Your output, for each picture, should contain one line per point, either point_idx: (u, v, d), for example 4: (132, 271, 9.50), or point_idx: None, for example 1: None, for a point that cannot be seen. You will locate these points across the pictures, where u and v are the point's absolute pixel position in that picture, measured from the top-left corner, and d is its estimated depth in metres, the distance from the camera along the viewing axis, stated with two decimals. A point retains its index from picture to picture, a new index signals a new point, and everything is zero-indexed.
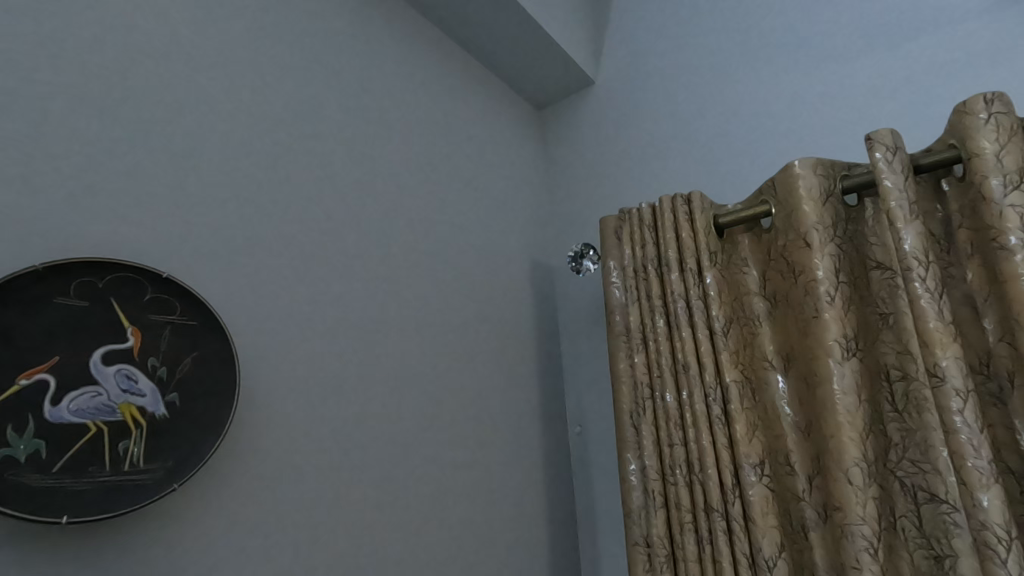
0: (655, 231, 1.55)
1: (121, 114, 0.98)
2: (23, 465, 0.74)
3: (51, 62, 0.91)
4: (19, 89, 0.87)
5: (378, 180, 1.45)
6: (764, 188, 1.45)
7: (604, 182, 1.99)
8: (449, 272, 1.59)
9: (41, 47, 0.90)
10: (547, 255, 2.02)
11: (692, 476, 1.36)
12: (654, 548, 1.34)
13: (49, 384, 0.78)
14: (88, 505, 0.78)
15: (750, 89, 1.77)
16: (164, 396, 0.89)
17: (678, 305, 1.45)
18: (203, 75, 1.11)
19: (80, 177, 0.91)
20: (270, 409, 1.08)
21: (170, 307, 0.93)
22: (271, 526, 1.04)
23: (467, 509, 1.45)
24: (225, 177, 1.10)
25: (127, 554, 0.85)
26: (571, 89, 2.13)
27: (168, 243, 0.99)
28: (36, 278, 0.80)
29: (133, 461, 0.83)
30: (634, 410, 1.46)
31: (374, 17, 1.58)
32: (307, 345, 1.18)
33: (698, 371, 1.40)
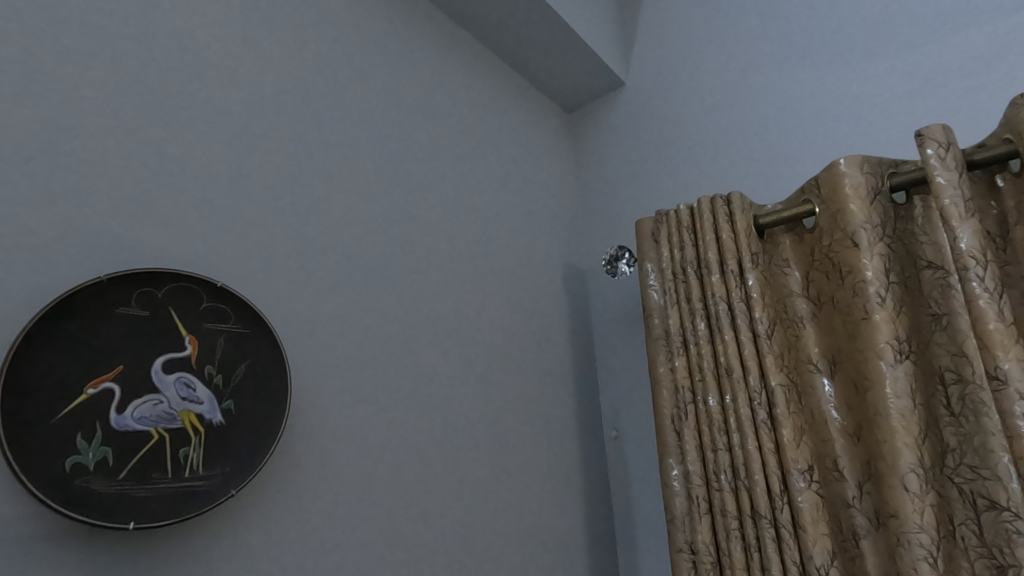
0: (693, 233, 1.53)
1: (171, 128, 1.01)
2: (92, 472, 0.76)
3: (101, 77, 0.94)
4: (71, 105, 0.89)
5: (411, 186, 1.46)
6: (806, 187, 1.42)
7: (636, 183, 1.98)
8: (482, 277, 1.59)
9: (90, 63, 0.93)
10: (579, 258, 2.01)
11: (737, 481, 1.33)
12: (700, 555, 1.32)
13: (114, 393, 0.80)
14: (152, 512, 0.80)
15: (785, 87, 1.74)
16: (221, 403, 0.90)
17: (720, 307, 1.42)
18: (245, 89, 1.14)
19: (130, 190, 0.93)
20: (314, 415, 1.10)
21: (225, 315, 0.95)
22: (318, 529, 1.05)
23: (506, 513, 1.44)
24: (267, 188, 1.13)
25: (186, 557, 0.87)
26: (600, 92, 2.12)
27: (216, 254, 1.02)
28: (101, 289, 0.83)
29: (192, 468, 0.85)
30: (676, 413, 1.44)
31: (407, 26, 1.60)
32: (348, 352, 1.19)
33: (742, 374, 1.37)
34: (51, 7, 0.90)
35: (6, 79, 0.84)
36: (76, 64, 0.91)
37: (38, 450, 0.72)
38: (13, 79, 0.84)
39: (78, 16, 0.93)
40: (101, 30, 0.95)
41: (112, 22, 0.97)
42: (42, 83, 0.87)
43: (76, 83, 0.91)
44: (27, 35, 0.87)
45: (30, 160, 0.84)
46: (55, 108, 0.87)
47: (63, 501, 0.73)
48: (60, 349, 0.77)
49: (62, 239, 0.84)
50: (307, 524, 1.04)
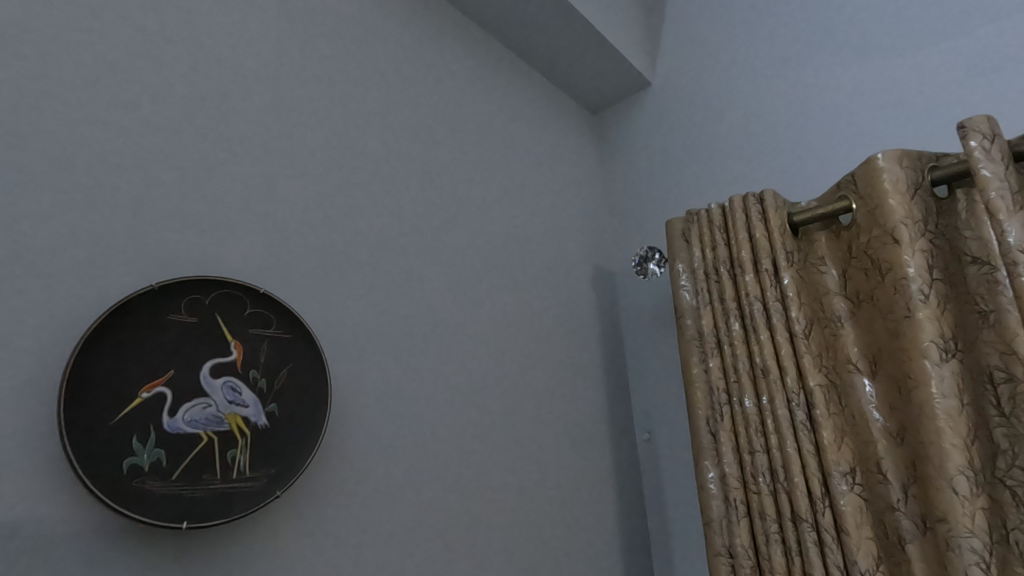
0: (725, 232, 1.51)
1: (213, 139, 1.04)
2: (147, 473, 0.79)
3: (147, 92, 0.97)
4: (118, 119, 0.93)
5: (441, 192, 1.48)
6: (842, 183, 1.39)
7: (665, 183, 1.96)
8: (512, 279, 1.60)
9: (136, 79, 0.96)
10: (607, 260, 2.00)
11: (776, 484, 1.30)
12: (738, 559, 1.30)
13: (166, 397, 0.83)
14: (203, 511, 0.82)
15: (817, 83, 1.70)
16: (265, 406, 0.93)
17: (755, 307, 1.40)
18: (280, 100, 1.17)
19: (175, 200, 0.97)
20: (352, 418, 1.12)
21: (268, 321, 0.98)
22: (357, 530, 1.07)
23: (540, 515, 1.44)
24: (303, 197, 1.16)
25: (233, 556, 0.90)
26: (626, 93, 2.11)
27: (256, 262, 1.05)
28: (152, 297, 0.86)
29: (240, 470, 0.88)
30: (710, 415, 1.42)
31: (433, 33, 1.62)
32: (382, 355, 1.21)
33: (779, 375, 1.35)
34: (100, 26, 0.94)
35: (60, 96, 0.87)
36: (124, 80, 0.95)
37: (97, 452, 0.76)
38: (67, 96, 0.88)
39: (125, 34, 0.97)
40: (146, 47, 0.99)
41: (156, 39, 1.01)
42: (93, 100, 0.91)
43: (124, 98, 0.94)
44: (78, 54, 0.91)
45: (83, 173, 0.87)
46: (105, 123, 0.91)
47: (122, 501, 0.76)
48: (116, 354, 0.81)
49: (113, 249, 0.88)
50: (347, 524, 1.06)
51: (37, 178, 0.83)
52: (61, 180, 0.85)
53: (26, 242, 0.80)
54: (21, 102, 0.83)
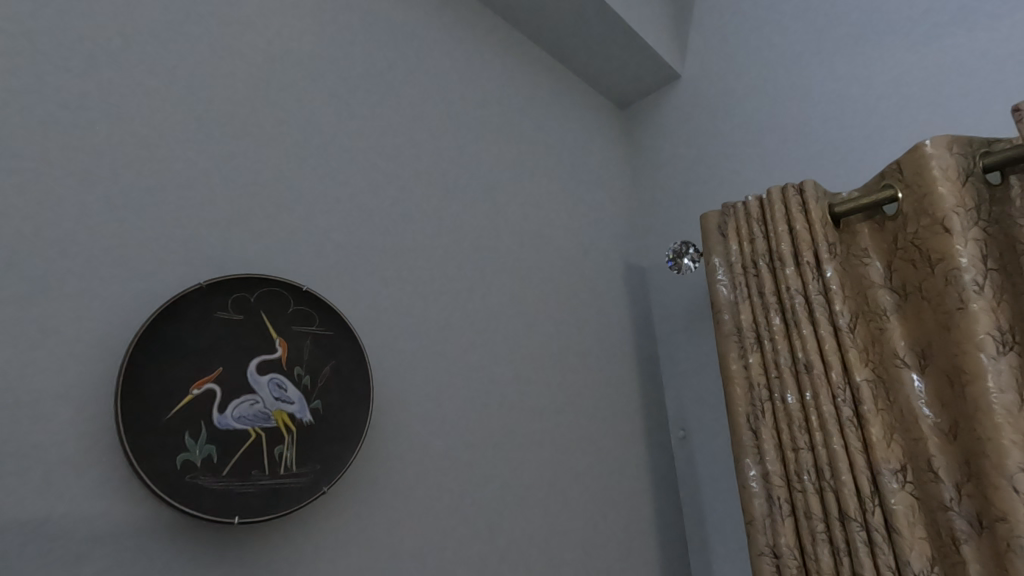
0: (763, 224, 1.48)
1: (250, 141, 1.05)
2: (199, 469, 0.80)
3: (183, 91, 0.98)
4: (154, 118, 0.93)
5: (473, 190, 1.47)
6: (885, 172, 1.35)
7: (697, 177, 1.92)
8: (544, 275, 1.59)
9: (172, 79, 0.97)
10: (638, 256, 1.97)
11: (822, 482, 1.27)
12: (784, 559, 1.27)
13: (216, 393, 0.84)
14: (254, 507, 0.83)
15: (856, 69, 1.65)
16: (309, 403, 0.94)
17: (796, 300, 1.37)
18: (315, 100, 1.18)
19: (212, 197, 0.97)
20: (391, 416, 1.12)
21: (310, 318, 0.99)
22: (398, 525, 1.07)
23: (576, 512, 1.43)
24: (339, 196, 1.17)
25: (276, 554, 0.90)
26: (655, 86, 2.08)
27: (295, 261, 1.06)
28: (201, 295, 0.87)
29: (287, 466, 0.88)
30: (751, 412, 1.39)
31: (461, 30, 1.61)
32: (419, 353, 1.21)
33: (823, 370, 1.32)
34: (136, 26, 0.95)
35: (99, 97, 0.89)
36: (163, 82, 0.96)
37: (152, 447, 0.77)
38: (106, 96, 0.89)
39: (160, 33, 0.98)
40: (180, 46, 1.00)
41: (190, 38, 1.01)
42: (129, 98, 0.91)
43: (160, 97, 0.95)
44: (115, 54, 0.92)
45: (123, 172, 0.88)
46: (142, 122, 0.92)
47: (174, 496, 0.77)
48: (169, 351, 0.82)
49: (160, 250, 0.89)
50: (388, 522, 1.06)
51: (79, 176, 0.84)
52: (101, 177, 0.86)
53: (69, 239, 0.81)
54: (60, 101, 0.84)
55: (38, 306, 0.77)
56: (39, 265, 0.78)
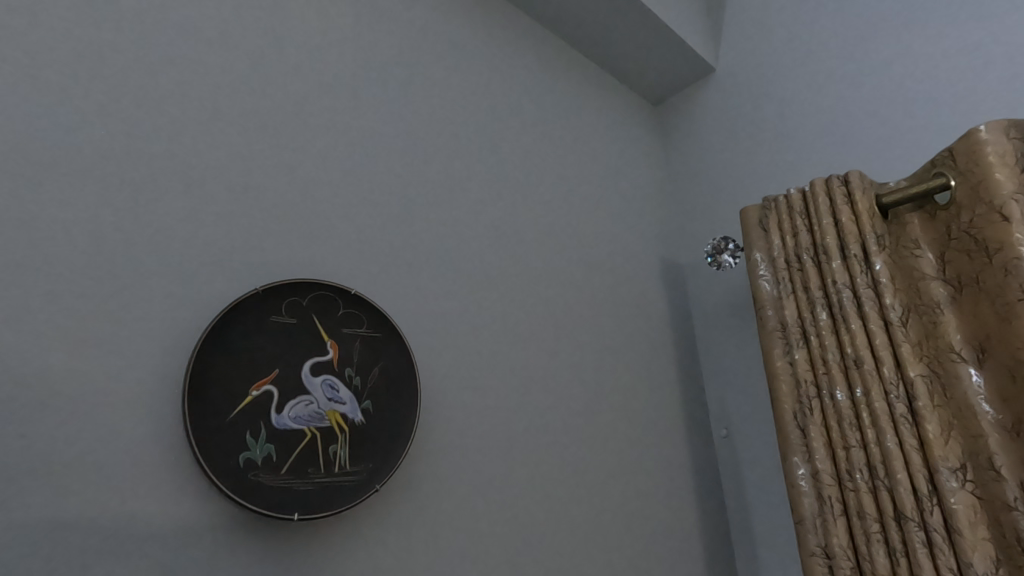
0: (807, 217, 1.44)
1: (295, 151, 1.09)
2: (261, 467, 0.83)
3: (227, 103, 1.02)
4: (202, 130, 0.97)
5: (509, 190, 1.48)
6: (936, 160, 1.30)
7: (735, 171, 1.89)
8: (581, 273, 1.59)
9: (221, 93, 1.01)
10: (675, 254, 1.95)
11: (876, 481, 1.23)
12: (837, 560, 1.23)
13: (273, 395, 0.88)
14: (312, 505, 0.86)
15: (899, 56, 1.61)
16: (361, 403, 0.96)
17: (843, 294, 1.34)
18: (355, 107, 1.21)
19: (258, 206, 1.01)
20: (436, 416, 1.14)
21: (359, 321, 1.02)
22: (444, 523, 1.09)
23: (619, 511, 1.42)
24: (381, 201, 1.19)
25: (331, 552, 0.93)
26: (689, 81, 2.05)
27: (342, 265, 1.09)
28: (257, 299, 0.91)
29: (341, 464, 0.91)
30: (798, 409, 1.36)
31: (493, 32, 1.62)
32: (462, 353, 1.23)
33: (874, 366, 1.28)
34: (180, 41, 0.99)
35: (156, 112, 0.93)
36: (215, 96, 1.00)
37: (217, 446, 0.80)
38: (156, 109, 0.93)
39: (203, 47, 1.01)
40: (226, 61, 1.04)
41: (234, 52, 1.05)
42: (178, 112, 0.95)
43: (209, 110, 0.99)
44: (162, 69, 0.95)
45: (180, 184, 0.92)
46: (195, 136, 0.96)
47: (239, 493, 0.80)
48: (230, 354, 0.86)
49: (215, 258, 0.93)
50: (435, 520, 1.07)
51: (131, 188, 0.87)
52: (159, 190, 0.90)
53: (127, 248, 0.85)
54: (112, 116, 0.88)
55: (104, 314, 0.81)
56: (98, 274, 0.82)
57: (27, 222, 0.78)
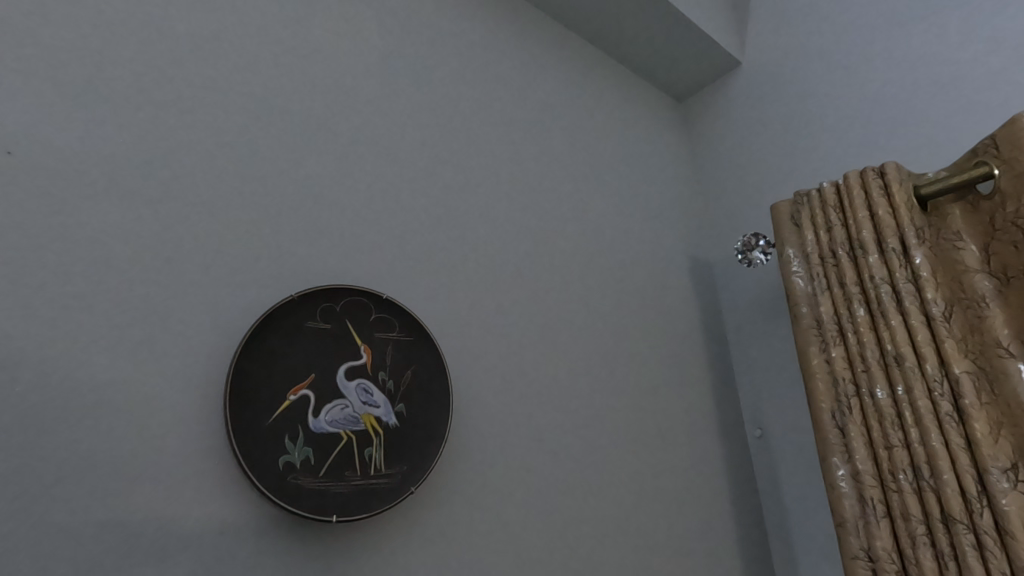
0: (842, 211, 1.41)
1: (325, 159, 1.11)
2: (299, 470, 0.85)
3: (259, 115, 1.04)
4: (236, 142, 1.00)
5: (535, 191, 1.48)
6: (977, 149, 1.26)
7: (765, 166, 1.85)
8: (608, 273, 1.58)
9: (253, 105, 1.04)
10: (704, 252, 1.92)
11: (921, 482, 1.19)
12: (881, 563, 1.19)
13: (310, 399, 0.89)
14: (349, 507, 0.87)
15: (933, 43, 1.56)
16: (394, 406, 0.98)
17: (881, 290, 1.30)
18: (381, 114, 1.23)
19: (290, 214, 1.03)
20: (468, 418, 1.14)
21: (391, 325, 1.03)
22: (478, 525, 1.09)
23: (652, 513, 1.40)
24: (409, 205, 1.21)
25: (368, 553, 0.94)
26: (714, 76, 2.02)
27: (373, 270, 1.10)
28: (292, 306, 0.93)
29: (376, 467, 0.92)
30: (836, 409, 1.32)
31: (516, 35, 1.62)
32: (492, 355, 1.23)
33: (916, 363, 1.24)
34: (213, 55, 1.02)
35: (190, 125, 0.96)
36: (247, 108, 1.03)
37: (258, 449, 0.83)
38: (191, 122, 0.96)
39: (234, 62, 1.04)
40: (257, 74, 1.06)
41: (264, 65, 1.08)
42: (212, 125, 0.98)
43: (242, 122, 1.02)
44: (196, 85, 0.98)
45: (215, 194, 0.95)
46: (228, 147, 0.99)
47: (279, 495, 0.82)
48: (268, 359, 0.88)
49: (251, 266, 0.95)
50: (469, 522, 1.08)
51: (170, 201, 0.90)
52: (195, 200, 0.93)
53: (165, 257, 0.88)
54: (152, 132, 0.91)
55: (146, 322, 0.84)
56: (141, 284, 0.84)
57: (72, 233, 0.81)
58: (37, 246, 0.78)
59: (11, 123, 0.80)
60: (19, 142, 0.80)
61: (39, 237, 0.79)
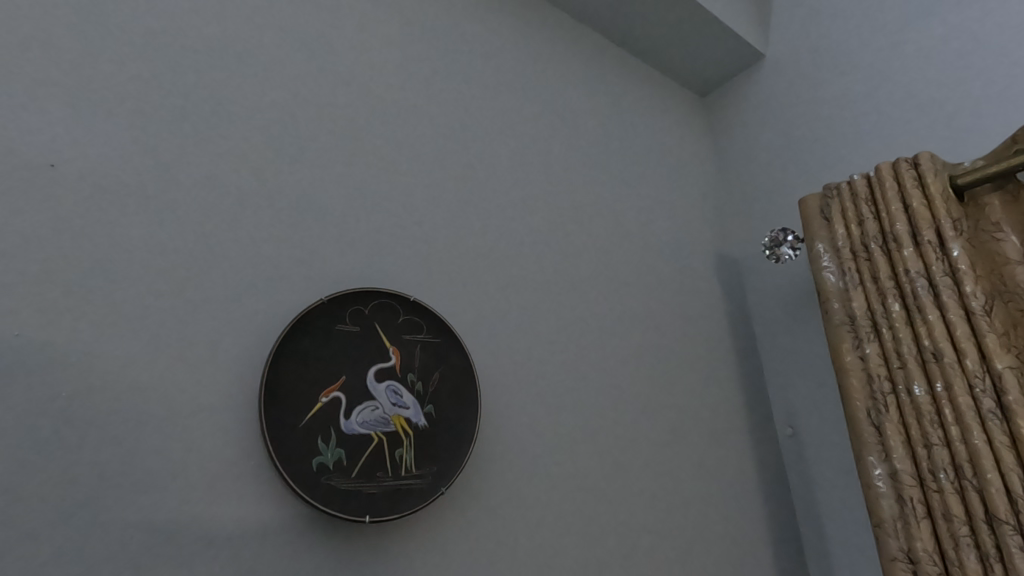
0: (874, 204, 1.37)
1: (350, 163, 1.12)
2: (332, 471, 0.86)
3: (285, 122, 1.06)
4: (263, 149, 1.02)
5: (558, 190, 1.47)
6: (1017, 137, 1.22)
7: (792, 159, 1.81)
8: (633, 271, 1.56)
9: (280, 112, 1.06)
10: (730, 248, 1.89)
11: (963, 481, 1.16)
12: (923, 565, 1.16)
13: (341, 401, 0.91)
14: (381, 508, 0.88)
15: (966, 27, 1.52)
16: (423, 407, 0.98)
17: (918, 284, 1.27)
18: (404, 118, 1.24)
19: (317, 219, 1.04)
20: (495, 419, 1.14)
21: (419, 327, 1.04)
22: (507, 525, 1.09)
23: (683, 513, 1.38)
24: (433, 208, 1.21)
25: (400, 554, 0.94)
26: (737, 69, 1.99)
27: (400, 272, 1.11)
28: (322, 309, 0.94)
29: (407, 468, 0.93)
30: (871, 407, 1.28)
31: (535, 34, 1.62)
32: (518, 355, 1.23)
33: (955, 358, 1.21)
34: (239, 64, 1.04)
35: (219, 133, 0.98)
36: (273, 116, 1.05)
37: (292, 450, 0.84)
38: (219, 130, 0.98)
39: (259, 70, 1.06)
40: (283, 82, 1.08)
41: (289, 72, 1.10)
42: (241, 133, 1.00)
43: (269, 130, 1.03)
44: (225, 94, 1.00)
45: (244, 201, 0.97)
46: (256, 154, 1.01)
47: (314, 496, 0.83)
48: (301, 362, 0.89)
49: (280, 271, 0.97)
50: (499, 523, 1.08)
51: (200, 208, 0.92)
52: (227, 207, 0.95)
53: (198, 264, 0.90)
54: (182, 142, 0.94)
55: (180, 327, 0.85)
56: (175, 290, 0.86)
57: (109, 241, 0.84)
58: (77, 255, 0.81)
59: (50, 135, 0.83)
60: (58, 153, 0.83)
61: (78, 246, 0.81)
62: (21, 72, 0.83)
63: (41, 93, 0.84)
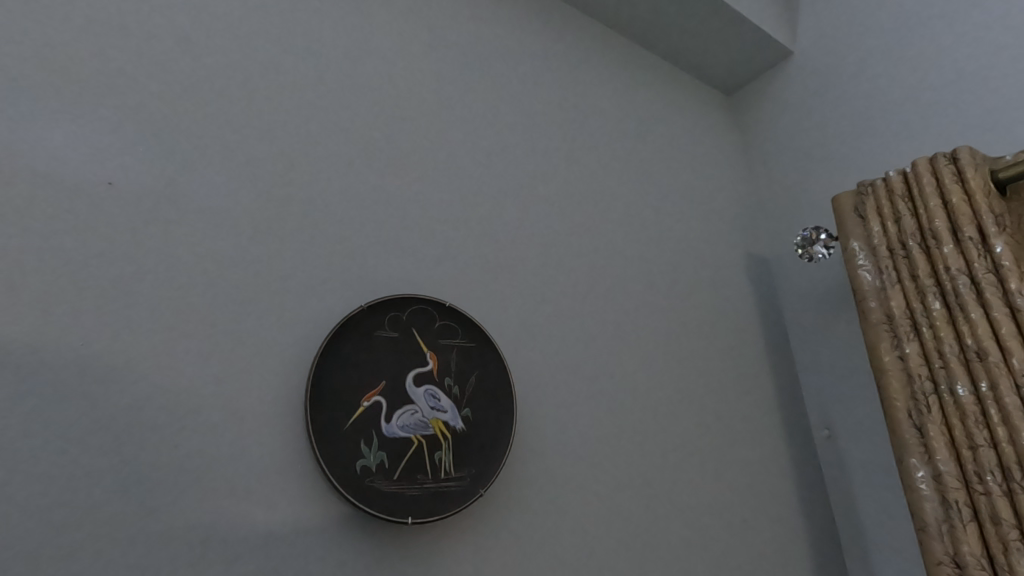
0: (911, 200, 1.35)
1: (383, 174, 1.14)
2: (375, 473, 0.89)
3: (320, 135, 1.09)
4: (302, 162, 1.05)
5: (586, 194, 1.48)
6: None
7: (823, 156, 1.78)
8: (663, 273, 1.56)
9: (316, 126, 1.09)
10: (760, 248, 1.87)
11: (1012, 483, 1.13)
12: (970, 570, 1.13)
13: (382, 405, 0.93)
14: (423, 509, 0.90)
15: (1005, 17, 1.48)
16: (461, 411, 1.00)
17: (959, 282, 1.24)
18: (434, 127, 1.26)
19: (354, 228, 1.07)
20: (529, 422, 1.15)
21: (454, 332, 1.06)
22: (543, 527, 1.10)
23: (718, 515, 1.37)
24: (464, 214, 1.23)
25: (440, 554, 0.96)
26: (765, 67, 1.97)
27: (433, 278, 1.13)
28: (362, 316, 0.97)
29: (446, 470, 0.95)
30: (912, 407, 1.25)
31: (560, 40, 1.63)
32: (550, 358, 1.24)
33: (1000, 357, 1.18)
34: (277, 81, 1.07)
35: (259, 148, 1.01)
36: (309, 129, 1.08)
37: (336, 453, 0.87)
38: (259, 145, 1.01)
39: (296, 86, 1.09)
40: (318, 96, 1.11)
41: (324, 86, 1.13)
42: (279, 147, 1.03)
43: (305, 143, 1.07)
44: (264, 110, 1.04)
45: (284, 214, 1.00)
46: (294, 167, 1.04)
47: (358, 497, 0.86)
48: (343, 367, 0.92)
49: (320, 280, 1.00)
50: (535, 524, 1.09)
51: (245, 221, 0.96)
52: (267, 220, 0.98)
53: (243, 276, 0.93)
54: (226, 157, 0.97)
55: (226, 336, 0.89)
56: (221, 301, 0.90)
57: (161, 255, 0.87)
58: (132, 269, 0.85)
59: (107, 155, 0.88)
60: (115, 172, 0.88)
61: (133, 261, 0.85)
62: (78, 96, 0.88)
63: (99, 116, 0.89)
